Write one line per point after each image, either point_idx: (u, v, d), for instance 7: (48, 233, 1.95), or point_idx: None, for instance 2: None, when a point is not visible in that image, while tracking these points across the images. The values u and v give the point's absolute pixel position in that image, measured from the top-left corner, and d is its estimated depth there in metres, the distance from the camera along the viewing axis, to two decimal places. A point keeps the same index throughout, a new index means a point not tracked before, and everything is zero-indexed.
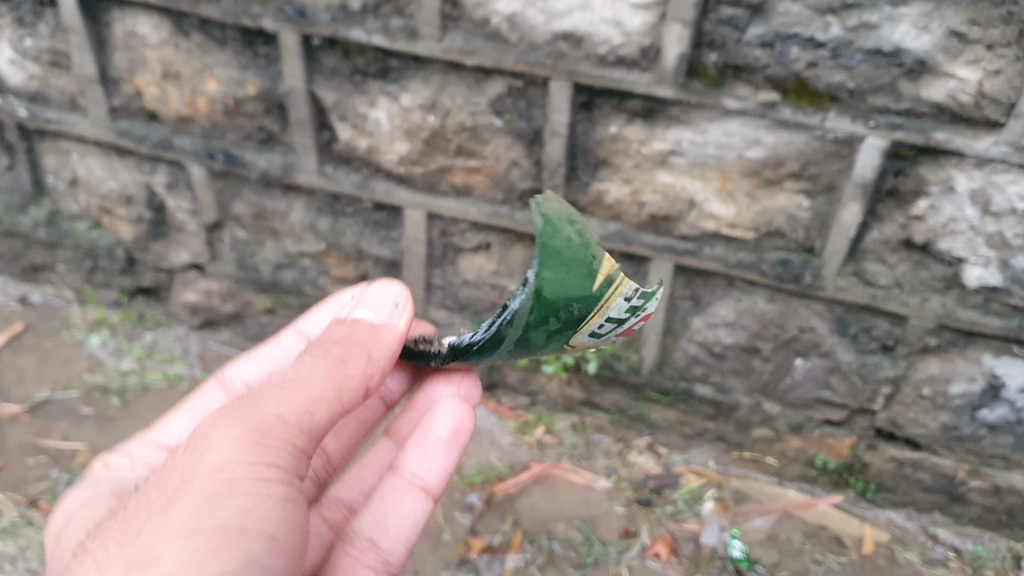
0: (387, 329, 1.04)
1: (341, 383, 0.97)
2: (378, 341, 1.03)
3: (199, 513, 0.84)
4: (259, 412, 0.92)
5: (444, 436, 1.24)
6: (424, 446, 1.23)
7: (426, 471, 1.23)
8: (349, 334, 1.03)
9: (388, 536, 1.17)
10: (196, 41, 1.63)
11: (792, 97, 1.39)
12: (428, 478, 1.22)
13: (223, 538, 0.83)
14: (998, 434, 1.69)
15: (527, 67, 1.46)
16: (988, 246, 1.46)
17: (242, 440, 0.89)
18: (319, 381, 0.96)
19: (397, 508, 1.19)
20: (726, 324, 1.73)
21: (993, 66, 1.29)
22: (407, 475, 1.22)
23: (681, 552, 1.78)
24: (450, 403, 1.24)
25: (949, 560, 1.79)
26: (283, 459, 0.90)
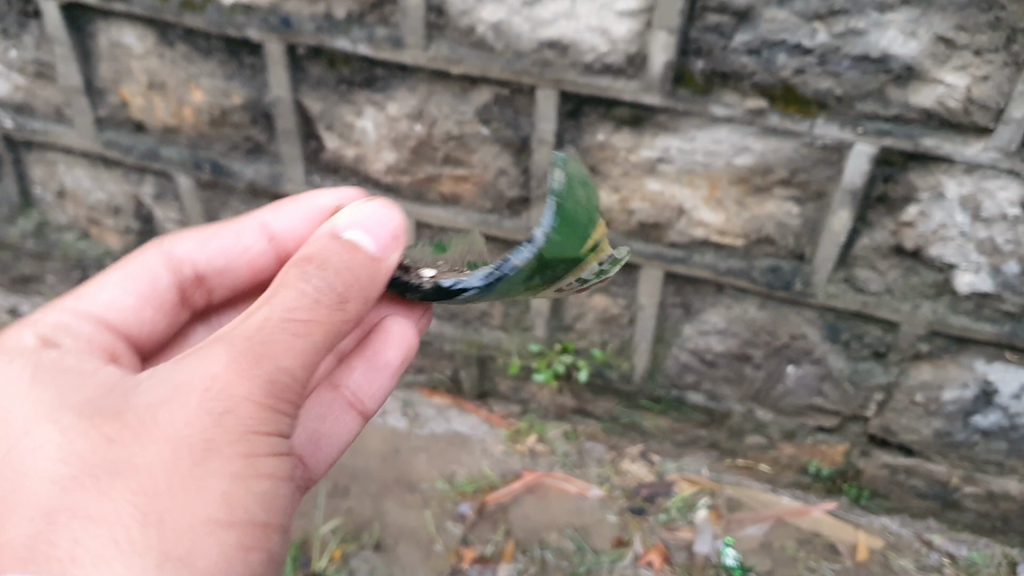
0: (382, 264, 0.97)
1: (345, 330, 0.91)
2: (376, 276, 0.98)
3: (231, 500, 0.80)
4: (281, 367, 0.84)
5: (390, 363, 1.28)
6: (367, 366, 1.28)
7: (364, 393, 1.28)
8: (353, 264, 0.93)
9: (320, 455, 1.23)
10: (181, 51, 1.62)
11: (780, 104, 1.38)
12: (365, 400, 1.28)
13: (252, 533, 0.81)
14: (991, 440, 1.68)
15: (514, 75, 1.45)
16: (978, 252, 1.45)
17: (263, 410, 0.82)
18: (331, 327, 0.89)
19: (336, 425, 1.25)
20: (717, 331, 1.72)
21: (981, 72, 1.28)
22: (346, 392, 1.27)
23: (674, 561, 1.77)
24: (399, 326, 1.28)
25: (944, 566, 1.78)
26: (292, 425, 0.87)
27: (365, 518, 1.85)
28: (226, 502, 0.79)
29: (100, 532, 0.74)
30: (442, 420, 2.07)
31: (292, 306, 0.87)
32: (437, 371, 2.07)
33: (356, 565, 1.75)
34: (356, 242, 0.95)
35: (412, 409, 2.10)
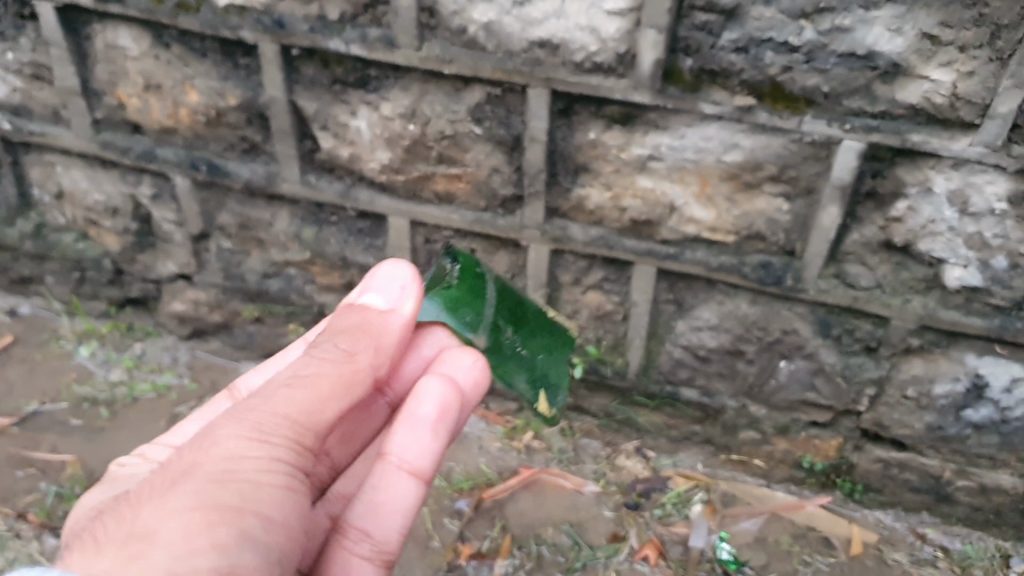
0: (395, 318, 1.05)
1: (352, 379, 0.98)
2: (386, 333, 1.04)
3: (201, 494, 0.85)
4: (267, 404, 0.93)
5: (432, 417, 1.12)
6: (407, 427, 1.12)
7: (416, 453, 1.11)
8: (358, 321, 1.04)
9: (382, 526, 1.10)
10: (177, 52, 1.64)
11: (768, 101, 1.40)
12: (417, 461, 1.11)
13: (225, 516, 0.85)
14: (983, 434, 1.69)
15: (505, 74, 1.46)
16: (967, 247, 1.46)
17: (249, 439, 0.90)
18: (332, 375, 0.96)
19: (390, 494, 1.10)
20: (710, 327, 1.74)
21: (967, 68, 1.30)
22: (394, 459, 1.11)
23: (668, 556, 1.78)
24: (435, 381, 1.14)
25: (937, 560, 1.79)
26: (291, 453, 0.92)
27: None
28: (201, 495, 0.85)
29: (91, 538, 0.84)
30: None
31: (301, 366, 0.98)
32: None
33: None
34: (368, 314, 1.05)
35: None
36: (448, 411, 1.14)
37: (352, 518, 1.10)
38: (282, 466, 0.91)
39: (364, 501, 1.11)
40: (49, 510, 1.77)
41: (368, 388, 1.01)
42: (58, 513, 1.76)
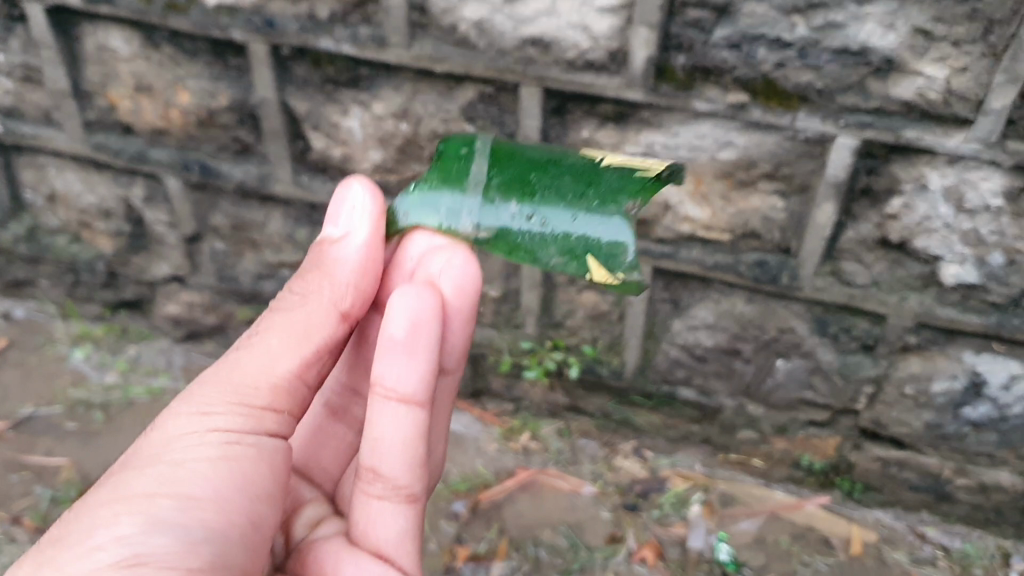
0: (342, 244, 1.10)
1: (308, 326, 1.06)
2: (334, 270, 1.09)
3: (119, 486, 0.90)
4: (221, 373, 1.01)
5: (402, 338, 1.03)
6: (387, 352, 1.04)
7: (397, 381, 1.04)
8: (313, 264, 1.11)
9: (385, 463, 1.06)
10: (167, 53, 1.63)
11: (761, 98, 1.39)
12: (404, 387, 1.04)
13: (135, 500, 0.88)
14: (982, 432, 1.68)
15: (497, 73, 1.45)
16: (963, 244, 1.45)
17: (187, 415, 0.97)
18: (285, 334, 1.04)
19: (382, 428, 1.05)
20: (706, 326, 1.72)
21: (960, 64, 1.28)
22: (380, 389, 1.05)
23: (668, 557, 1.77)
24: (412, 292, 1.04)
25: (937, 559, 1.78)
26: (235, 418, 0.98)
27: None
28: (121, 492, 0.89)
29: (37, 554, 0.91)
30: None
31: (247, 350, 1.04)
32: None
33: None
34: (324, 250, 1.11)
35: None
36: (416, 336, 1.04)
37: (362, 458, 1.08)
38: (218, 437, 0.96)
39: (365, 440, 1.07)
40: (45, 514, 1.76)
41: (331, 330, 1.07)
42: (54, 517, 1.76)
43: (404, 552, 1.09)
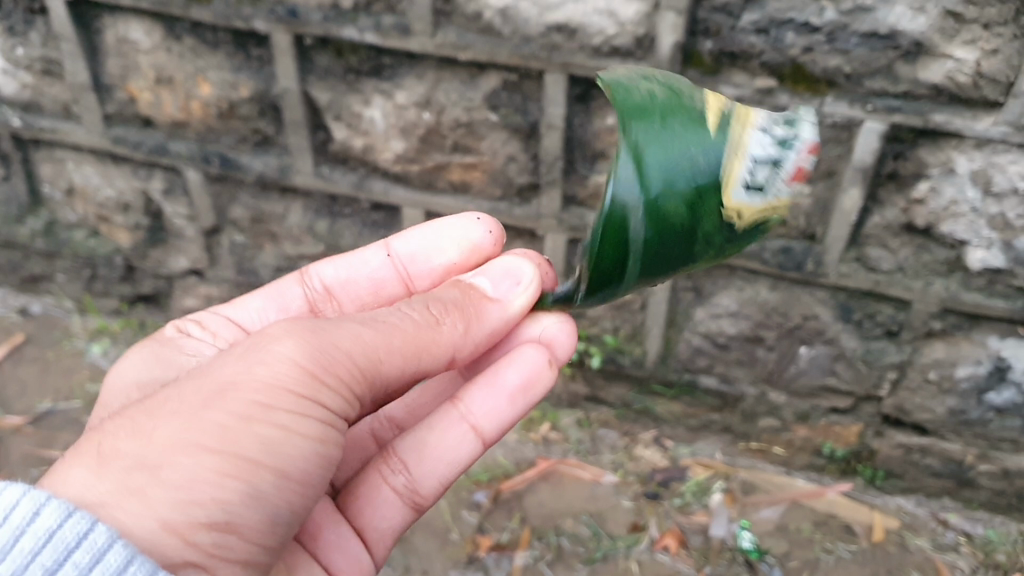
0: (498, 307, 1.10)
1: (427, 346, 0.99)
2: (484, 318, 1.08)
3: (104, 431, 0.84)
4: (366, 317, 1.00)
5: (516, 386, 1.14)
6: (489, 389, 1.14)
7: (485, 416, 1.14)
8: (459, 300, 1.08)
9: (424, 466, 1.12)
10: (189, 45, 1.63)
11: (788, 83, 1.38)
12: (483, 423, 1.14)
13: (107, 441, 0.82)
14: (1006, 417, 1.68)
15: (522, 60, 1.45)
16: (990, 228, 1.45)
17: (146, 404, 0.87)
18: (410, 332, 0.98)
19: (445, 440, 1.13)
20: (729, 314, 1.73)
21: (990, 46, 1.28)
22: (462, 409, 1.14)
23: (690, 545, 1.77)
24: (534, 351, 1.14)
25: (960, 545, 1.79)
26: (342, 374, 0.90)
27: None
28: (129, 418, 0.85)
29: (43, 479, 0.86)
30: None
31: (330, 321, 0.92)
32: None
33: None
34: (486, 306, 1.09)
35: None
36: (548, 382, 1.15)
37: (398, 447, 1.13)
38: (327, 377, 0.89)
39: (418, 436, 1.14)
40: None
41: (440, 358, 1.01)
42: None
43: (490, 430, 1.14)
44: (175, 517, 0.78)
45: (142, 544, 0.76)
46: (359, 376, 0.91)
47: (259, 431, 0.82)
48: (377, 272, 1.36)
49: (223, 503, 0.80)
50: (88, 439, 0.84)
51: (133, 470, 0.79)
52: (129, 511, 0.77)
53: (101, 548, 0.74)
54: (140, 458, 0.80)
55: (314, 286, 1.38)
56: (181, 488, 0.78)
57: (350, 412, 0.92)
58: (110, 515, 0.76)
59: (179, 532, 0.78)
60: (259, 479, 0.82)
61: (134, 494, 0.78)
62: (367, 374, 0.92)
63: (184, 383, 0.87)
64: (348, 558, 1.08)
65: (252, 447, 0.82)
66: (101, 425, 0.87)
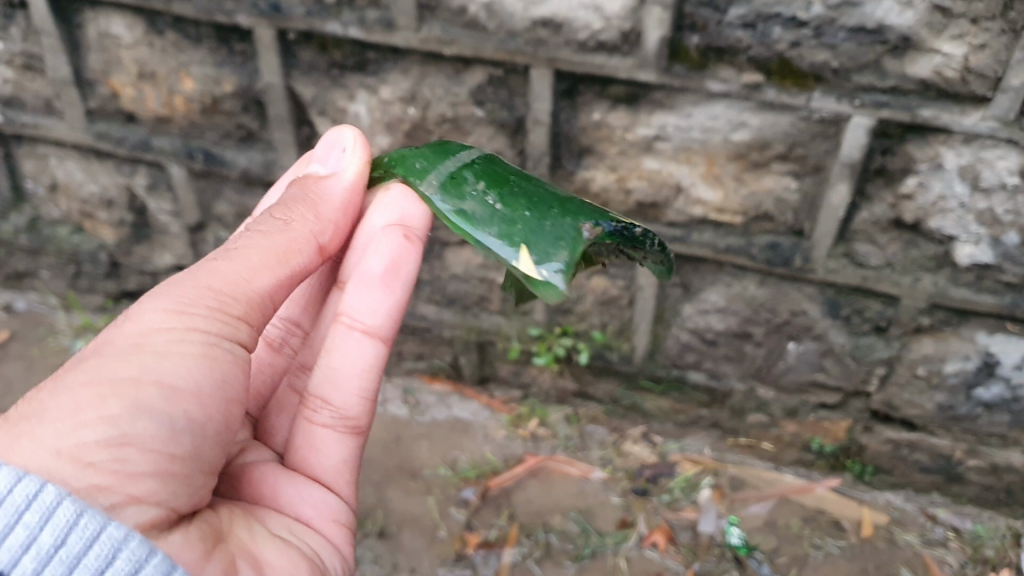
0: (334, 181, 1.10)
1: (286, 247, 1.00)
2: (327, 199, 1.08)
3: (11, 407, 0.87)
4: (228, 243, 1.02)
5: (382, 273, 1.12)
6: (360, 286, 1.12)
7: (367, 314, 1.12)
8: (298, 193, 1.07)
9: (339, 393, 1.12)
10: (171, 39, 1.61)
11: (776, 78, 1.37)
12: (371, 323, 1.12)
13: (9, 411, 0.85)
14: (994, 413, 1.68)
15: (507, 55, 1.44)
16: (978, 223, 1.44)
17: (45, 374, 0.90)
18: (266, 247, 0.98)
19: (344, 357, 1.12)
20: (717, 310, 1.72)
21: (978, 41, 1.27)
22: (346, 319, 1.12)
23: (679, 541, 1.77)
24: (384, 235, 1.11)
25: (948, 540, 1.79)
26: (207, 290, 0.92)
27: (368, 506, 1.85)
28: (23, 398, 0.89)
29: None
30: (442, 407, 2.06)
31: (190, 266, 0.95)
32: (437, 358, 2.06)
33: (359, 554, 1.76)
34: (313, 185, 1.09)
35: (413, 396, 2.09)
36: (413, 256, 1.12)
37: (313, 388, 1.13)
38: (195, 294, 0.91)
39: (321, 367, 1.13)
40: None
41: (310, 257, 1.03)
42: None
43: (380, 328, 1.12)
44: (64, 442, 0.79)
45: (37, 474, 0.77)
46: (229, 299, 0.93)
47: (133, 360, 0.85)
48: None
49: (111, 420, 0.81)
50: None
51: (21, 422, 0.82)
52: (21, 450, 0.79)
53: (48, 505, 0.76)
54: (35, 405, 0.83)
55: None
56: (66, 417, 0.80)
57: (239, 334, 0.94)
58: (3, 459, 0.78)
59: (71, 455, 0.79)
60: (143, 391, 0.83)
61: (19, 440, 0.80)
62: (237, 289, 0.94)
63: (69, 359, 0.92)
64: (312, 503, 1.07)
65: (126, 369, 0.84)
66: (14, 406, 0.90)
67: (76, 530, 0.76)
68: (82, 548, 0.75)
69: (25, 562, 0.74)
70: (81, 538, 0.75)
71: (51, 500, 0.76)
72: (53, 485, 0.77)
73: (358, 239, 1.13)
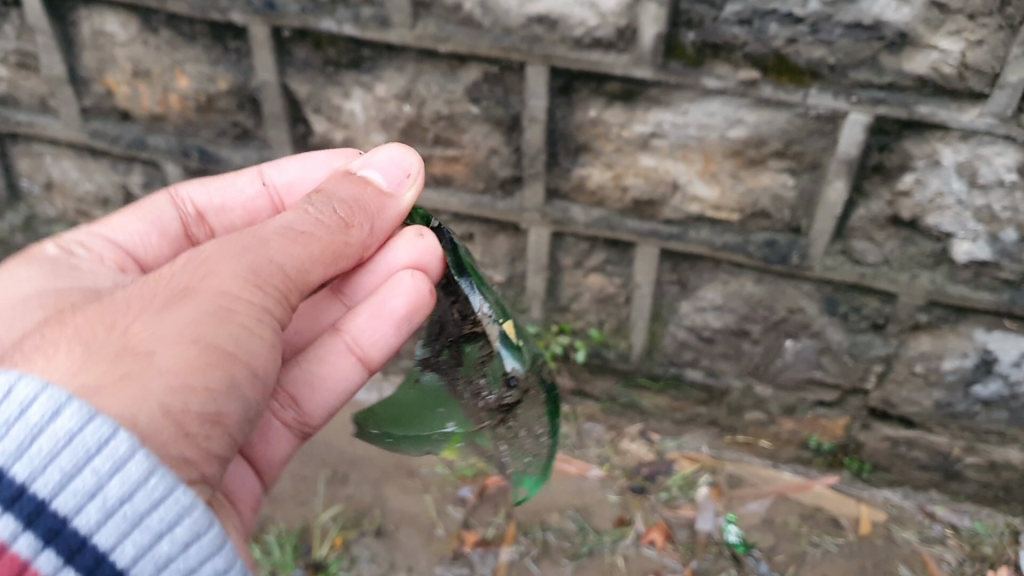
0: (392, 203, 1.11)
1: (343, 252, 1.05)
2: (386, 214, 1.11)
3: (69, 339, 0.84)
4: (278, 218, 1.02)
5: (400, 311, 1.17)
6: (375, 314, 1.18)
7: (369, 342, 1.19)
8: (365, 195, 1.08)
9: (316, 401, 1.19)
10: (165, 37, 1.60)
11: (772, 75, 1.37)
12: (370, 351, 1.20)
13: (80, 346, 0.83)
14: (993, 410, 1.67)
15: (502, 52, 1.43)
16: (976, 220, 1.44)
17: (104, 317, 0.87)
18: (331, 246, 1.03)
19: (334, 374, 1.19)
20: (714, 307, 1.71)
21: (975, 36, 1.27)
22: (347, 338, 1.19)
23: (676, 539, 1.77)
24: (411, 277, 1.14)
25: (947, 538, 1.79)
26: (280, 283, 0.96)
27: (365, 505, 1.85)
28: (86, 334, 0.84)
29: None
30: None
31: (256, 242, 0.97)
32: None
33: (357, 552, 1.76)
34: (381, 197, 1.10)
35: None
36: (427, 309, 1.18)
37: (287, 384, 1.17)
38: (272, 283, 0.95)
39: (306, 371, 1.19)
40: None
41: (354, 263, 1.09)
42: None
43: (378, 352, 1.21)
44: (171, 402, 0.79)
45: (139, 433, 0.76)
46: (293, 289, 0.97)
47: (224, 331, 0.87)
48: (251, 198, 1.31)
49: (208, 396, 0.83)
50: (45, 352, 0.83)
51: (112, 368, 0.80)
52: (130, 401, 0.77)
53: (127, 458, 0.73)
54: (125, 347, 0.82)
55: (187, 211, 1.30)
56: (169, 375, 0.81)
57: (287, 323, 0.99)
58: (98, 403, 0.76)
59: (176, 417, 0.79)
60: (234, 371, 0.86)
61: (124, 388, 0.78)
62: (299, 281, 0.98)
63: (127, 302, 0.89)
64: (243, 487, 1.13)
65: (216, 340, 0.86)
66: (53, 334, 0.85)
67: (145, 489, 0.74)
68: (145, 509, 0.74)
69: (92, 512, 0.72)
70: (151, 499, 0.74)
71: (125, 451, 0.73)
72: (144, 453, 0.74)
73: (378, 264, 1.16)
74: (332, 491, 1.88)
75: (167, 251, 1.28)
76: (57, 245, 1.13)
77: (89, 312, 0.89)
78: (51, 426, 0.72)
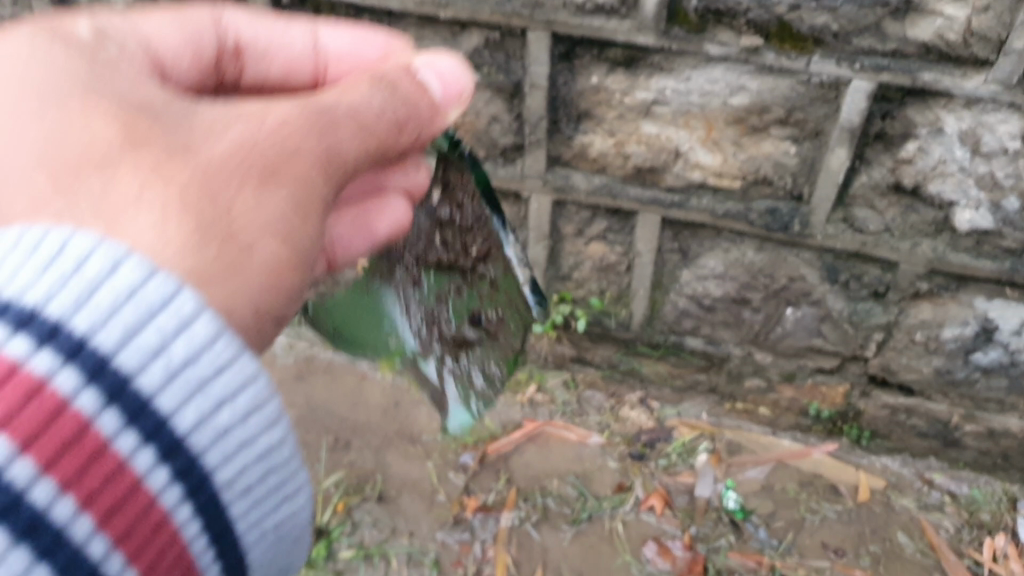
0: (443, 116, 0.99)
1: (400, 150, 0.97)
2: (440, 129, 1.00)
3: (171, 204, 0.70)
4: (347, 92, 0.88)
5: (381, 234, 1.23)
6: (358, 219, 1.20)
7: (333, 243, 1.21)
8: (426, 97, 0.95)
9: None
10: None
11: (775, 41, 1.36)
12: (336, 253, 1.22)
13: (185, 228, 0.69)
14: (992, 377, 1.68)
15: (503, 18, 1.42)
16: (978, 188, 1.43)
17: (201, 182, 0.73)
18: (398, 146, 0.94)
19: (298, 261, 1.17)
20: (715, 276, 1.72)
21: (982, 2, 1.25)
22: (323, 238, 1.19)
23: (675, 505, 1.81)
24: (402, 207, 1.21)
25: (944, 505, 1.83)
26: (349, 178, 0.89)
27: (367, 471, 1.87)
28: (188, 196, 0.72)
29: (54, 218, 0.67)
30: None
31: (330, 114, 0.84)
32: None
33: (359, 518, 1.79)
34: (442, 109, 0.98)
35: None
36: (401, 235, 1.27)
37: None
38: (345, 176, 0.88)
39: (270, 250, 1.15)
40: None
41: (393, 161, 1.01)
42: None
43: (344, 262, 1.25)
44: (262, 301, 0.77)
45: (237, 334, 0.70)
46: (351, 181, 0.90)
47: (308, 228, 0.82)
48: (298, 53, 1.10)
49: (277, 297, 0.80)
50: (139, 192, 0.70)
51: (224, 274, 0.72)
52: (233, 294, 0.73)
53: (242, 381, 0.65)
54: (229, 236, 0.73)
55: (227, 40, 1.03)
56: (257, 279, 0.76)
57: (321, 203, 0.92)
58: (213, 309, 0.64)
59: (262, 314, 0.78)
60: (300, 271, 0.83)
61: (229, 276, 0.72)
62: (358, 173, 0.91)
63: (219, 160, 0.75)
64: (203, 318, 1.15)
65: (298, 244, 0.81)
66: (143, 187, 0.70)
67: (244, 393, 0.66)
68: (210, 377, 0.63)
69: (202, 433, 0.64)
70: (260, 422, 0.68)
71: (189, 314, 0.62)
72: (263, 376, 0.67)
73: (379, 181, 1.19)
74: (335, 458, 1.90)
75: (193, 77, 0.99)
76: (89, 25, 0.87)
77: (179, 152, 0.74)
78: (112, 282, 0.60)
